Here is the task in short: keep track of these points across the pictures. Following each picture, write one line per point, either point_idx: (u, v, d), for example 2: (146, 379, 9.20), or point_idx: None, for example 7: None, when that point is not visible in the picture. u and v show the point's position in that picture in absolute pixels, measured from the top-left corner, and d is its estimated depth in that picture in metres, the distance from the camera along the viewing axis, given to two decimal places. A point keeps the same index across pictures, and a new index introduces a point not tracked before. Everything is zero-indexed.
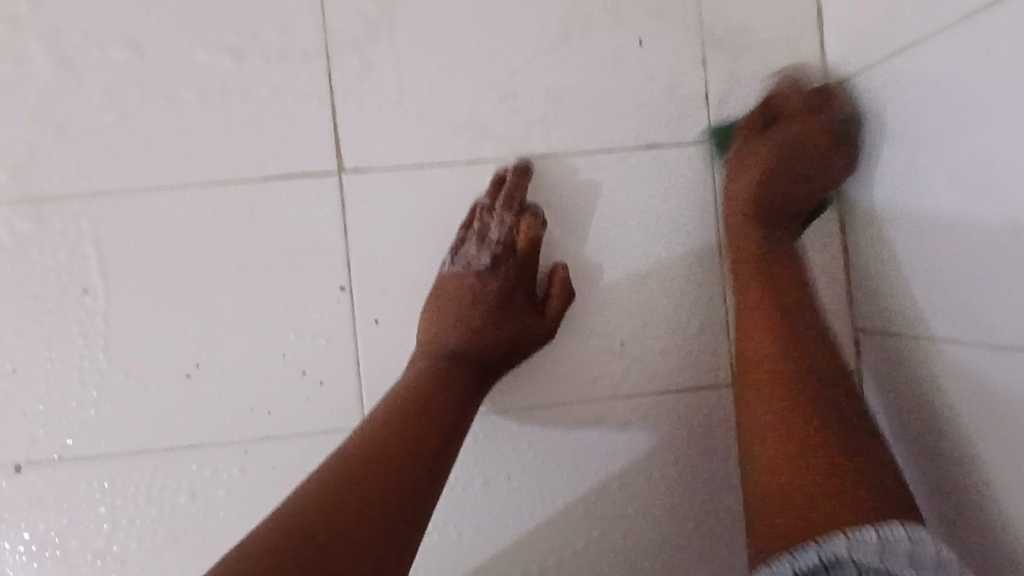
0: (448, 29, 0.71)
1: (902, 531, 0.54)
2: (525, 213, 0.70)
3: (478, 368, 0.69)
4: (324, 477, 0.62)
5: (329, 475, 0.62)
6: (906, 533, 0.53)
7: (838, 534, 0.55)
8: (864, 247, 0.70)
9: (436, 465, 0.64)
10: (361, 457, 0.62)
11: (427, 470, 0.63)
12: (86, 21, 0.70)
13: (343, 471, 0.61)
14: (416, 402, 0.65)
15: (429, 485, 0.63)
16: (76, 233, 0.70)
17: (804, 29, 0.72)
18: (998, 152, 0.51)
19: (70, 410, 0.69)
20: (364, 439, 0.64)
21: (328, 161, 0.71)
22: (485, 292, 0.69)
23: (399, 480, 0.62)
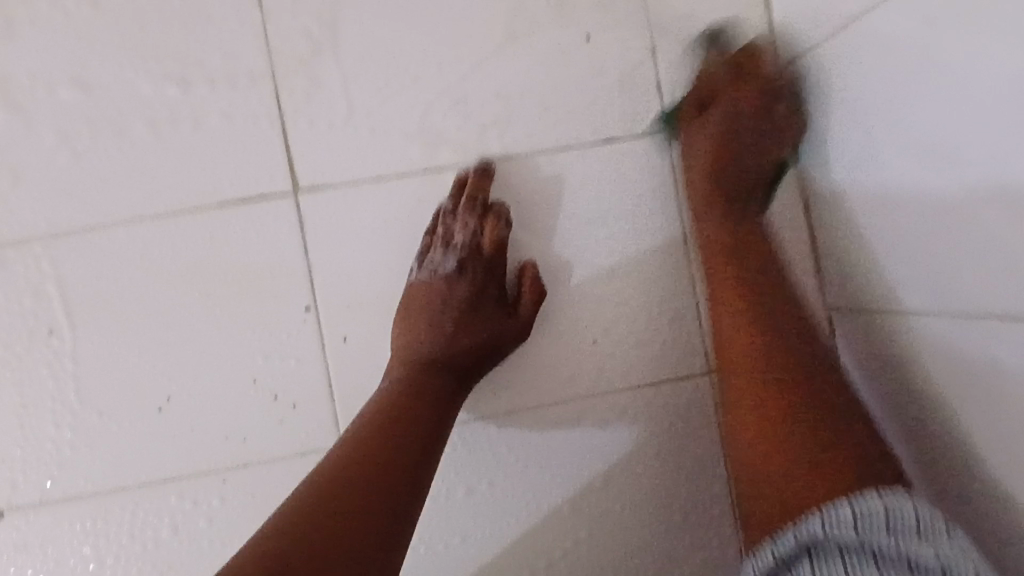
0: (393, 38, 0.71)
1: (875, 498, 0.52)
2: (488, 214, 0.69)
3: (455, 373, 0.67)
4: (301, 497, 0.59)
5: (306, 495, 0.59)
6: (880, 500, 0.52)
7: (815, 512, 0.54)
8: (828, 224, 0.70)
9: (419, 472, 0.62)
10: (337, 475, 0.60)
11: (407, 480, 0.61)
12: (31, 64, 0.70)
13: (319, 488, 0.59)
14: (393, 411, 0.64)
15: (414, 494, 0.61)
16: (37, 276, 0.70)
17: (749, 11, 0.72)
18: (937, 116, 0.50)
19: (47, 453, 0.69)
20: (342, 453, 0.62)
21: (284, 181, 0.70)
22: (455, 296, 0.68)
23: (381, 491, 0.59)
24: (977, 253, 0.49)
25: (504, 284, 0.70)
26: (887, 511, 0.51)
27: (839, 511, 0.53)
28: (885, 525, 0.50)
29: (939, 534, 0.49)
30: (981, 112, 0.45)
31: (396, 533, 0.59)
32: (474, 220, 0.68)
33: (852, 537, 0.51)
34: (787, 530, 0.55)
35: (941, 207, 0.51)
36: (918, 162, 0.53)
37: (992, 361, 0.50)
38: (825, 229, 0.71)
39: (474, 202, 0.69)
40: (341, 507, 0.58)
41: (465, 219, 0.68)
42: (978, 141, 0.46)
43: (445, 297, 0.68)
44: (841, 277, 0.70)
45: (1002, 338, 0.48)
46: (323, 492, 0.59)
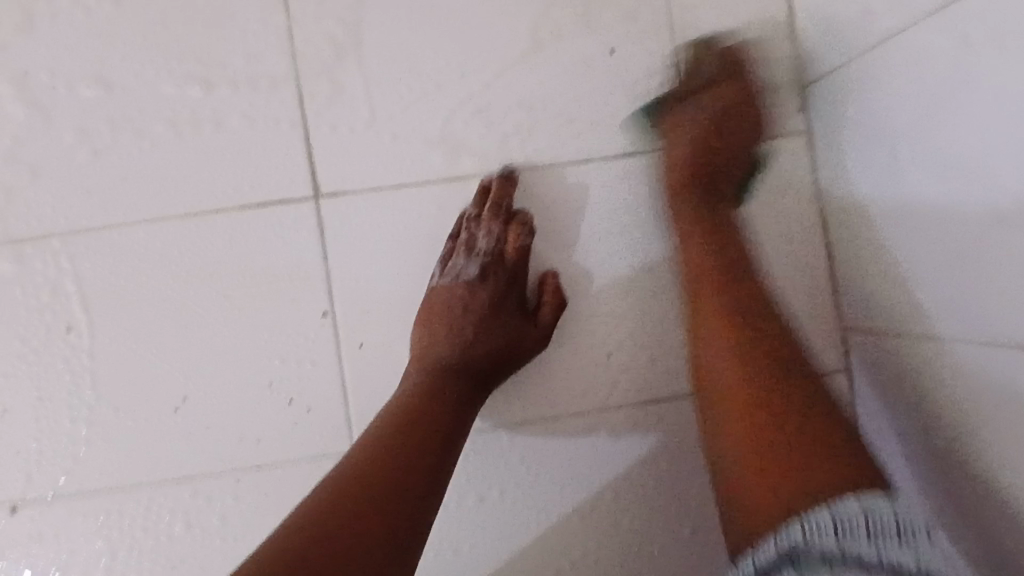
0: (416, 45, 0.71)
1: (855, 502, 0.50)
2: (513, 222, 0.69)
3: (473, 378, 0.68)
4: (318, 497, 0.59)
5: (322, 495, 0.59)
6: (890, 504, 0.49)
7: (793, 524, 0.51)
8: (847, 243, 0.70)
9: (435, 476, 0.62)
10: (353, 476, 0.60)
11: (422, 486, 0.61)
12: (55, 60, 0.70)
13: (335, 489, 0.59)
14: (411, 414, 0.64)
15: (429, 497, 0.62)
16: (57, 271, 0.70)
17: (777, 28, 0.72)
18: (967, 141, 0.50)
19: (62, 447, 0.70)
20: (359, 455, 0.62)
21: (304, 185, 0.70)
22: (476, 300, 0.69)
23: (398, 493, 0.60)
24: (1003, 280, 0.49)
25: (524, 292, 0.71)
26: (868, 515, 0.49)
27: (819, 517, 0.50)
28: (866, 530, 0.48)
29: (921, 538, 0.47)
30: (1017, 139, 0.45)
31: (412, 536, 0.59)
32: (498, 227, 0.69)
33: (832, 545, 0.48)
34: (770, 544, 0.52)
35: (969, 232, 0.51)
36: (947, 185, 0.53)
37: (1012, 391, 0.50)
38: (844, 248, 0.71)
39: (499, 209, 0.69)
40: (357, 508, 0.58)
41: (489, 226, 0.69)
42: (1013, 167, 0.45)
43: (466, 301, 0.68)
44: (858, 296, 0.70)
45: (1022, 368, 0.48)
46: (339, 493, 0.59)
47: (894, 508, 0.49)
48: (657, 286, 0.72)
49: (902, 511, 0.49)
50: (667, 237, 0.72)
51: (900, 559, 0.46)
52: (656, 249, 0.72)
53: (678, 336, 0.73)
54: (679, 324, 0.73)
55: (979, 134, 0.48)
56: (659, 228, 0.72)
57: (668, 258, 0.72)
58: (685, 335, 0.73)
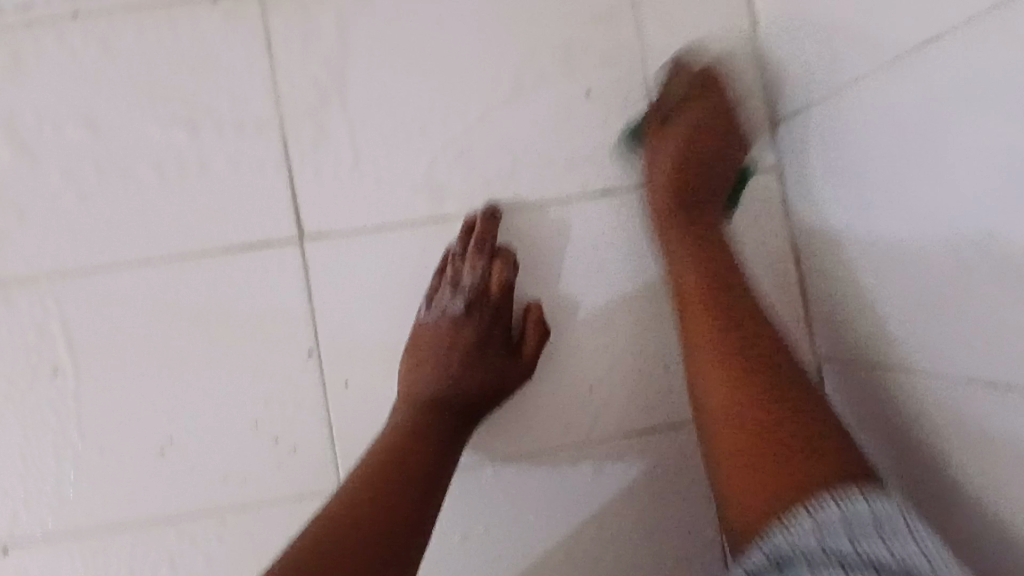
0: (400, 89, 0.72)
1: (834, 503, 0.53)
2: (497, 257, 0.71)
3: (460, 411, 0.69)
4: (309, 536, 0.59)
5: (315, 531, 0.60)
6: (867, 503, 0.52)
7: (780, 525, 0.55)
8: (819, 277, 0.72)
9: (424, 510, 0.63)
10: (343, 513, 0.61)
11: (410, 522, 0.62)
12: (40, 105, 0.71)
13: (326, 528, 0.60)
14: (399, 448, 0.65)
15: (417, 530, 0.62)
16: (42, 314, 0.71)
17: (749, 69, 0.74)
18: (930, 185, 0.52)
19: (47, 489, 0.70)
20: (348, 492, 0.63)
21: (288, 227, 0.71)
22: (460, 334, 0.70)
23: (386, 526, 0.61)
24: (966, 319, 0.50)
25: (508, 327, 0.72)
26: (848, 517, 0.52)
27: (807, 523, 0.53)
28: (847, 535, 0.51)
29: (902, 533, 0.50)
30: (978, 185, 0.46)
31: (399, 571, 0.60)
32: (483, 263, 0.70)
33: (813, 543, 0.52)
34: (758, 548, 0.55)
35: (934, 269, 0.53)
36: (912, 226, 0.55)
37: (980, 427, 0.52)
38: (817, 281, 0.72)
39: (484, 244, 0.70)
40: (349, 543, 0.59)
41: (474, 262, 0.70)
42: (975, 213, 0.47)
43: (452, 336, 0.69)
44: (830, 328, 0.72)
45: (993, 409, 0.50)
46: (330, 531, 0.59)
47: (873, 504, 0.52)
48: (637, 322, 0.74)
49: (879, 506, 0.51)
50: (646, 273, 0.74)
51: (880, 556, 0.49)
52: (634, 286, 0.74)
53: (658, 372, 0.74)
54: (657, 360, 0.74)
55: (943, 179, 0.50)
56: (644, 262, 0.74)
57: (646, 294, 0.74)
58: (663, 371, 0.74)
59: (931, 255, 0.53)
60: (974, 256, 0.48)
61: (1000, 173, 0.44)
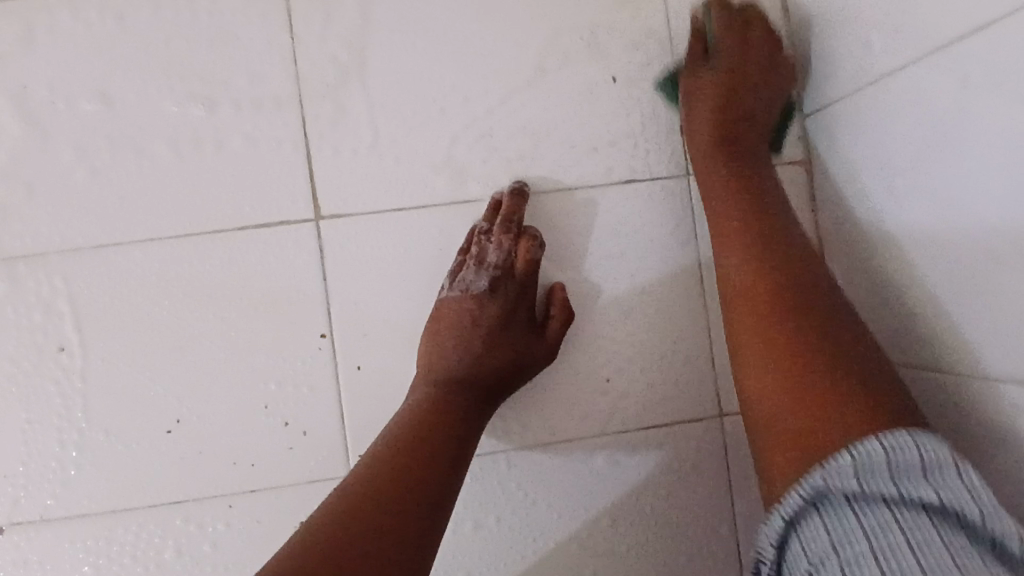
0: (422, 70, 0.71)
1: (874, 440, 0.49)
2: (523, 235, 0.69)
3: (481, 394, 0.67)
4: (325, 518, 0.57)
5: (338, 505, 0.59)
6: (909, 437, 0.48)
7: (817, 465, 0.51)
8: (840, 272, 0.71)
9: (445, 490, 0.62)
10: (366, 486, 0.60)
11: (433, 500, 0.61)
12: (56, 77, 0.70)
13: (344, 507, 0.58)
14: (417, 432, 0.63)
15: (436, 516, 0.60)
16: (51, 291, 0.69)
17: None
18: (961, 169, 0.51)
19: (50, 470, 0.68)
20: (367, 471, 0.61)
21: (305, 207, 0.70)
22: (484, 313, 0.68)
23: (404, 511, 0.59)
24: (1004, 311, 0.50)
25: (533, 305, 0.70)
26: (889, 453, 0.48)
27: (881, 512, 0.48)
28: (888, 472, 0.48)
29: (948, 471, 0.46)
30: (1015, 159, 0.45)
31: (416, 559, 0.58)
32: (509, 240, 0.68)
33: (855, 485, 0.48)
34: None
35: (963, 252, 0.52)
36: (941, 213, 0.54)
37: (1016, 417, 0.51)
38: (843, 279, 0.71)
39: (511, 221, 0.69)
40: (376, 518, 0.58)
41: (500, 239, 0.68)
42: (1014, 194, 0.46)
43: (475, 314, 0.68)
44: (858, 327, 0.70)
45: None
46: (351, 510, 0.58)
47: (916, 440, 0.48)
48: (657, 312, 0.73)
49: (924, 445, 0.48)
50: (667, 262, 0.73)
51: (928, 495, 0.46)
52: (654, 274, 0.73)
53: (677, 363, 0.73)
54: (676, 351, 0.73)
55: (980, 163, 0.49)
56: (671, 249, 0.73)
57: (667, 285, 0.73)
58: (682, 363, 0.73)
59: (970, 242, 0.52)
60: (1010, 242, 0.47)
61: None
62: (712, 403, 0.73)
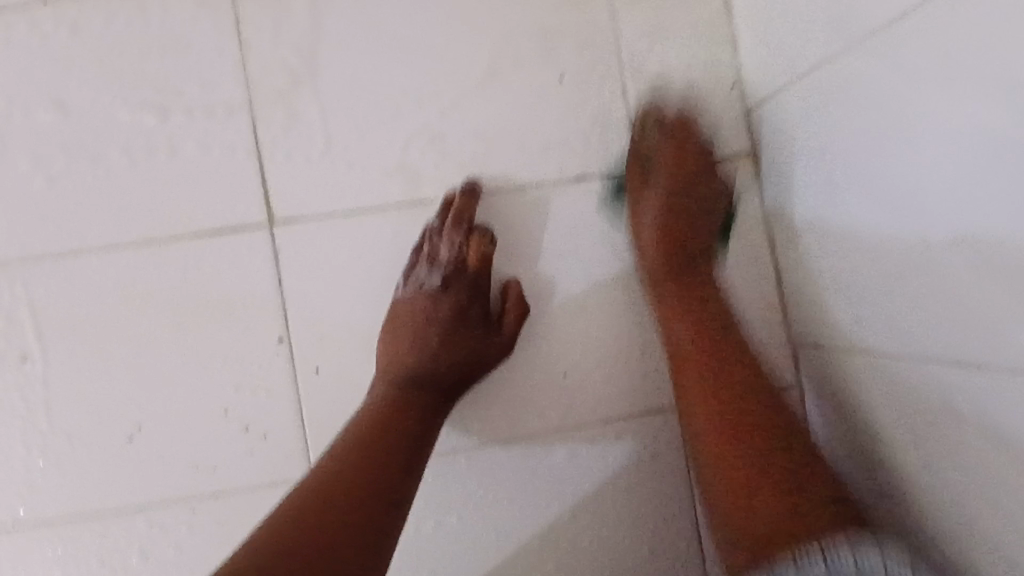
0: (371, 74, 0.71)
1: None
2: (475, 232, 0.70)
3: (437, 392, 0.68)
4: (276, 521, 0.58)
5: (290, 508, 0.59)
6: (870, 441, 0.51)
7: None
8: (792, 267, 0.71)
9: (400, 489, 0.62)
10: (317, 489, 0.60)
11: (385, 501, 0.61)
12: (9, 89, 0.70)
13: (295, 509, 0.59)
14: (373, 431, 0.64)
15: (391, 515, 0.61)
16: (11, 300, 0.70)
17: (723, 49, 0.73)
18: (898, 169, 0.50)
19: (16, 477, 0.69)
20: (320, 475, 0.61)
21: (259, 212, 0.71)
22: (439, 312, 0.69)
23: (359, 513, 0.59)
24: (927, 310, 0.50)
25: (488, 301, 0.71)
26: None
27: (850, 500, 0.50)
28: None
29: None
30: (945, 162, 0.45)
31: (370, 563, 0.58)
32: (460, 237, 0.69)
33: None
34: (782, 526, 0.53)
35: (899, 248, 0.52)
36: (880, 212, 0.54)
37: (942, 411, 0.51)
38: (791, 272, 0.71)
39: (462, 219, 0.70)
40: (327, 521, 0.58)
41: (452, 236, 0.69)
42: (945, 196, 0.45)
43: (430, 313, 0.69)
44: (806, 322, 0.71)
45: (957, 396, 0.49)
46: (303, 511, 0.58)
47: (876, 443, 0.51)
48: (611, 308, 0.73)
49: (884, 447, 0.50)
50: (620, 259, 0.73)
51: None
52: (608, 271, 0.73)
53: (633, 358, 0.73)
54: (631, 346, 0.73)
55: (911, 162, 0.49)
56: (625, 244, 0.73)
57: (621, 281, 0.73)
58: (637, 358, 0.73)
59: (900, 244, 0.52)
60: (936, 241, 0.47)
61: (965, 159, 0.43)
62: (669, 397, 0.73)
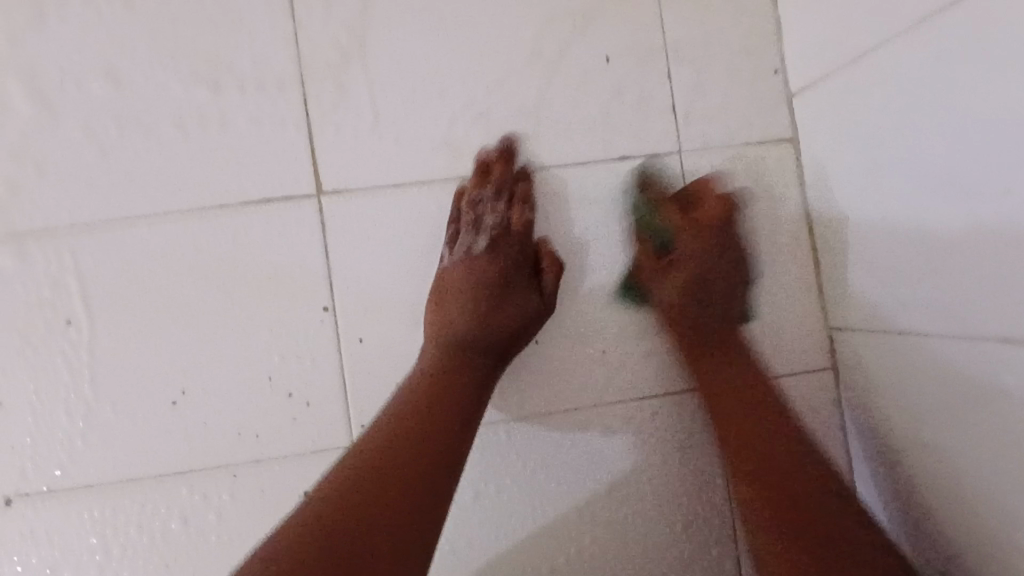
0: (420, 52, 0.73)
1: None
2: (516, 201, 0.71)
3: (487, 361, 0.68)
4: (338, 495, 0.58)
5: (347, 469, 0.60)
6: None
7: None
8: (831, 249, 0.72)
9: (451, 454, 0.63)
10: (372, 455, 0.61)
11: (440, 466, 0.62)
12: (64, 58, 0.71)
13: (350, 472, 0.60)
14: (430, 400, 0.64)
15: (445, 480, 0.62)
16: (59, 266, 0.70)
17: (764, 39, 0.75)
18: (950, 149, 0.52)
19: (58, 441, 0.70)
20: (371, 441, 0.62)
21: (308, 185, 0.72)
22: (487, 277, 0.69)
23: (419, 485, 0.60)
24: (984, 293, 0.51)
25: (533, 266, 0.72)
26: None
27: None
28: None
29: None
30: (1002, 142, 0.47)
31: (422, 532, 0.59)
32: (503, 205, 0.71)
33: None
34: None
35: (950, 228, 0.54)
36: (926, 190, 0.56)
37: (995, 387, 0.52)
38: (830, 255, 0.73)
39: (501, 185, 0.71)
40: (388, 486, 0.59)
41: (495, 203, 0.71)
42: (1000, 174, 0.48)
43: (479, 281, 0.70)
44: (844, 303, 0.72)
45: (1005, 363, 0.50)
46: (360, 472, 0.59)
47: None
48: None
49: None
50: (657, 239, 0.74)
51: None
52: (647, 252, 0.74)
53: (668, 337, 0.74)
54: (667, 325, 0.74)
55: (974, 141, 0.50)
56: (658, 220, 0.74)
57: None
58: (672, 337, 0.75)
59: (955, 230, 0.53)
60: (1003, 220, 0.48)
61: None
62: None
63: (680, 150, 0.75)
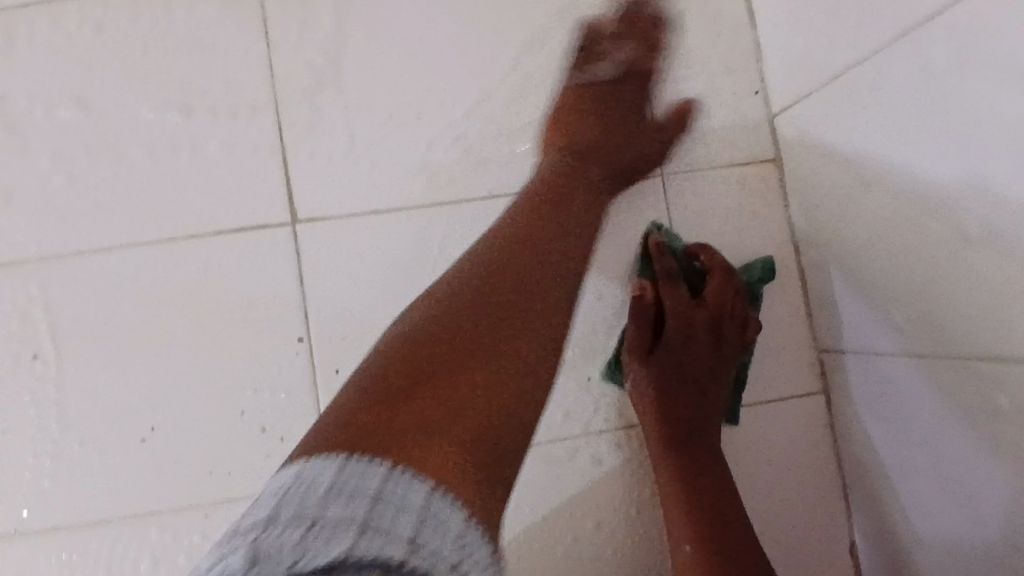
0: (395, 75, 0.72)
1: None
2: (628, 39, 0.68)
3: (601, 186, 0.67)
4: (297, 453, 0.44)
5: (361, 381, 0.48)
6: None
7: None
8: (818, 269, 0.71)
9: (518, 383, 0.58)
10: (418, 334, 0.52)
11: None
12: (34, 86, 0.70)
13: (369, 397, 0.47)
14: (489, 302, 0.54)
15: None
16: (27, 299, 0.69)
17: (744, 58, 0.74)
18: (920, 157, 0.51)
19: (24, 480, 0.67)
20: (428, 316, 0.53)
21: (282, 211, 0.70)
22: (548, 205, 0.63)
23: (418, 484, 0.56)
24: (971, 311, 0.50)
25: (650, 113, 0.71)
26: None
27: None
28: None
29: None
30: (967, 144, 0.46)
31: None
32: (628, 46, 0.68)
33: None
34: None
35: (932, 241, 0.52)
36: (902, 202, 0.55)
37: (987, 408, 0.50)
38: (817, 275, 0.71)
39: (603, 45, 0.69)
40: (428, 362, 0.49)
41: (627, 45, 0.68)
42: (968, 178, 0.47)
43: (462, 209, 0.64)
44: (831, 323, 0.70)
45: (998, 384, 0.49)
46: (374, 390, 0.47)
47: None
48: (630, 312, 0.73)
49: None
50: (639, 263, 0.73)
51: None
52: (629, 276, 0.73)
53: None
54: None
55: (952, 154, 0.48)
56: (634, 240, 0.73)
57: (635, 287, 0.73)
58: None
59: (935, 243, 0.52)
60: (982, 233, 0.47)
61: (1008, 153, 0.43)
62: None
63: (663, 171, 0.73)
